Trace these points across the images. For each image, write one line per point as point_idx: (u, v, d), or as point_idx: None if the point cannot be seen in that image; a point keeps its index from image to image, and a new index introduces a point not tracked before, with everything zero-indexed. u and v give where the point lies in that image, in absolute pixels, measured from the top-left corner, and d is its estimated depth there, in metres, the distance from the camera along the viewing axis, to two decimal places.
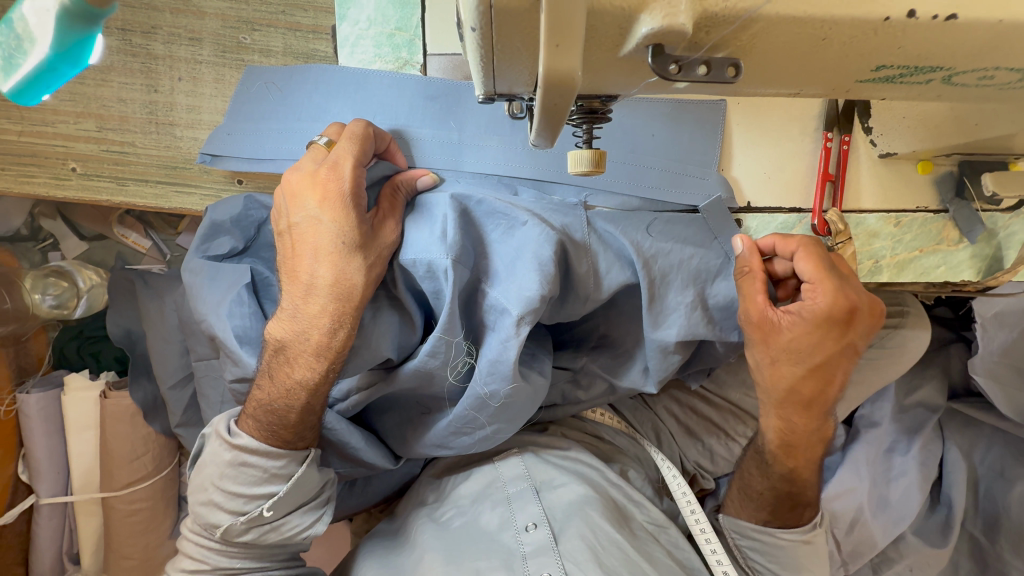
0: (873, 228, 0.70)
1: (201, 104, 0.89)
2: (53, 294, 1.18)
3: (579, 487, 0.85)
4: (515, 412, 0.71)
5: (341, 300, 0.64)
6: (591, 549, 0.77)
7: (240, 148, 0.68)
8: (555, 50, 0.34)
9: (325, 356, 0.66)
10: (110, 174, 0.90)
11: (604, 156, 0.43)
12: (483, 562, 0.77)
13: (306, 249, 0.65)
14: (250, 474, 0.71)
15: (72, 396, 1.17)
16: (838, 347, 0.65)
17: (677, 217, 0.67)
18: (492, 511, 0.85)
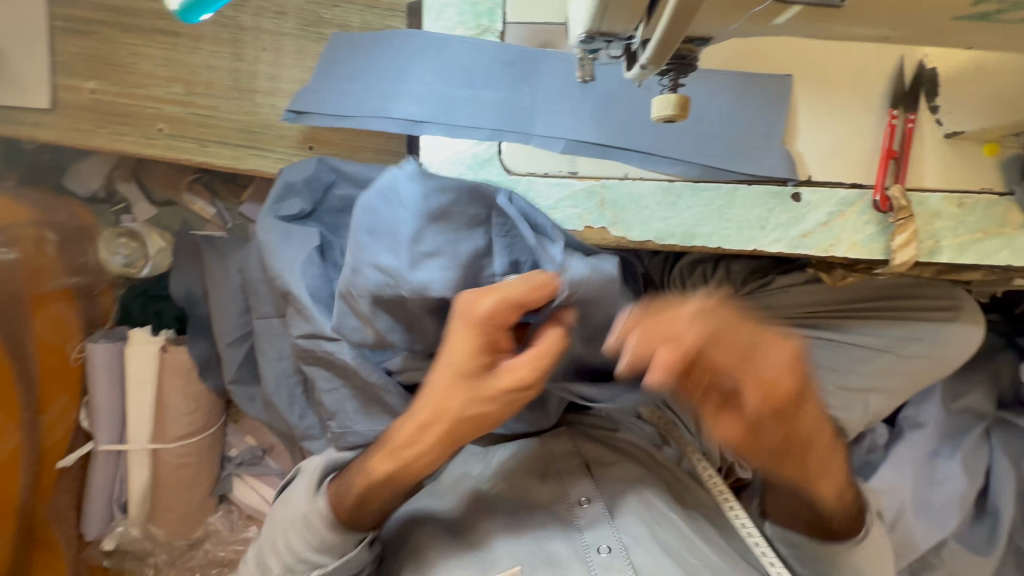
0: (935, 208, 0.70)
1: (282, 73, 0.95)
2: (125, 253, 1.28)
3: (630, 468, 0.93)
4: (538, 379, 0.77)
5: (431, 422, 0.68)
6: (646, 527, 0.86)
7: (325, 105, 0.73)
8: None
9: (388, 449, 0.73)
10: (193, 135, 0.97)
11: (688, 100, 0.46)
12: (544, 532, 0.86)
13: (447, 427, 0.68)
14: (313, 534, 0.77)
15: (134, 349, 1.23)
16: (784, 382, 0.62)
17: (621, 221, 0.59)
18: (546, 483, 0.91)
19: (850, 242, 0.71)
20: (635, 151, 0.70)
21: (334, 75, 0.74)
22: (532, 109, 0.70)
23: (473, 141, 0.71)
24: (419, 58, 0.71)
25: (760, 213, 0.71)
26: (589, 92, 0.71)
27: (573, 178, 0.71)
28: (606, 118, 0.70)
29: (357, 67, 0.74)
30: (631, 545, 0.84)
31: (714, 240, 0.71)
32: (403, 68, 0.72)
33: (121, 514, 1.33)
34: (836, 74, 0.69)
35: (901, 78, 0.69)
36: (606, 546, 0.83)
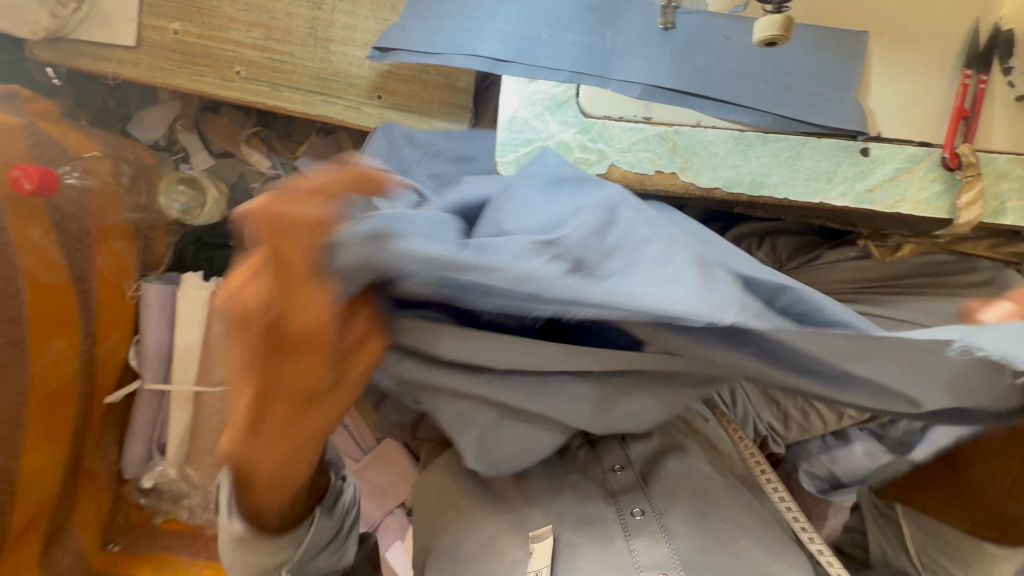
0: (1002, 169, 0.71)
1: (357, 24, 0.99)
2: (181, 201, 1.33)
3: (660, 436, 0.87)
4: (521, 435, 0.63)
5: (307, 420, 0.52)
6: (681, 496, 0.80)
7: (413, 43, 0.76)
8: None
9: (291, 473, 0.58)
10: (267, 80, 1.01)
11: (793, 23, 0.49)
12: (579, 492, 0.82)
13: (256, 388, 0.47)
14: (272, 545, 0.67)
15: (187, 292, 1.27)
16: None
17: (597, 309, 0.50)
18: (579, 446, 0.88)
19: (916, 200, 0.72)
20: (709, 99, 0.73)
21: (422, 15, 0.78)
22: (612, 53, 0.73)
23: (552, 83, 0.74)
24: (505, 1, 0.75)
25: (829, 165, 0.72)
26: (667, 40, 0.73)
27: (647, 123, 0.74)
28: (683, 65, 0.72)
29: (444, 9, 0.77)
30: (664, 510, 0.78)
31: (781, 190, 0.73)
32: (490, 10, 0.75)
33: (161, 455, 1.37)
34: (909, 34, 0.72)
35: (975, 41, 0.71)
36: (640, 510, 0.78)
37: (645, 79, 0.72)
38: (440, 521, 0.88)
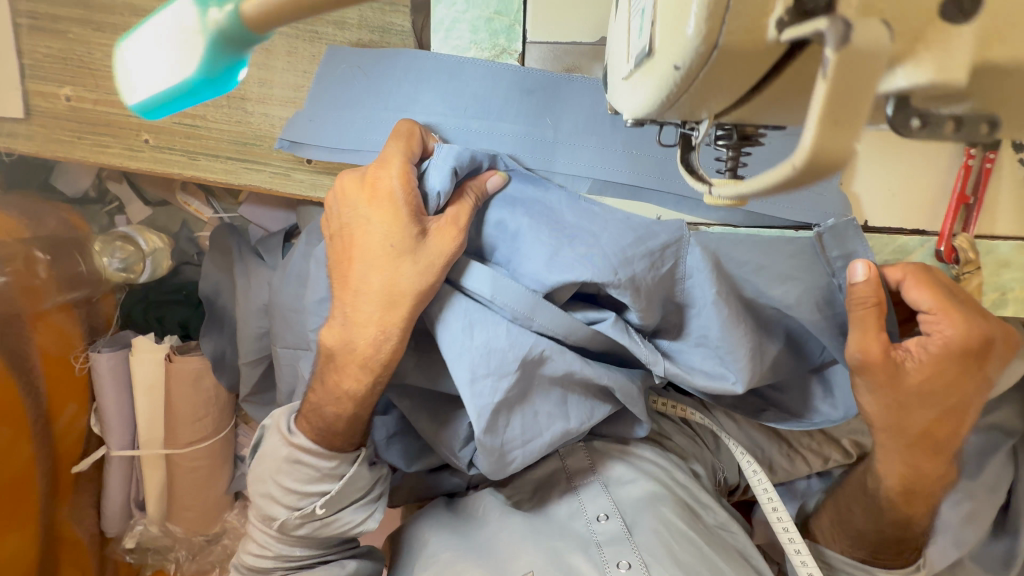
0: (1004, 257, 0.63)
1: (273, 78, 0.86)
2: (120, 258, 1.20)
3: (647, 484, 0.86)
4: (530, 428, 0.66)
5: (388, 307, 0.55)
6: (665, 544, 0.78)
7: (328, 137, 0.66)
8: (831, 129, 0.24)
9: (373, 371, 0.57)
10: (181, 147, 0.89)
11: (749, 189, 0.39)
12: (560, 542, 0.80)
13: (358, 254, 0.57)
14: (305, 472, 0.61)
15: (139, 357, 1.21)
16: (974, 384, 0.59)
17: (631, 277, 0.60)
18: (561, 502, 0.86)
19: None
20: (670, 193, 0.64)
21: (335, 100, 0.66)
22: (555, 142, 0.64)
23: None
24: (427, 84, 0.63)
25: None
26: (619, 124, 0.64)
27: None
28: (639, 156, 0.64)
29: (358, 93, 0.66)
30: (649, 563, 0.76)
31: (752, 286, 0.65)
32: (409, 94, 0.64)
33: (141, 512, 1.36)
34: None
35: None
36: (626, 563, 0.76)
37: (594, 173, 0.63)
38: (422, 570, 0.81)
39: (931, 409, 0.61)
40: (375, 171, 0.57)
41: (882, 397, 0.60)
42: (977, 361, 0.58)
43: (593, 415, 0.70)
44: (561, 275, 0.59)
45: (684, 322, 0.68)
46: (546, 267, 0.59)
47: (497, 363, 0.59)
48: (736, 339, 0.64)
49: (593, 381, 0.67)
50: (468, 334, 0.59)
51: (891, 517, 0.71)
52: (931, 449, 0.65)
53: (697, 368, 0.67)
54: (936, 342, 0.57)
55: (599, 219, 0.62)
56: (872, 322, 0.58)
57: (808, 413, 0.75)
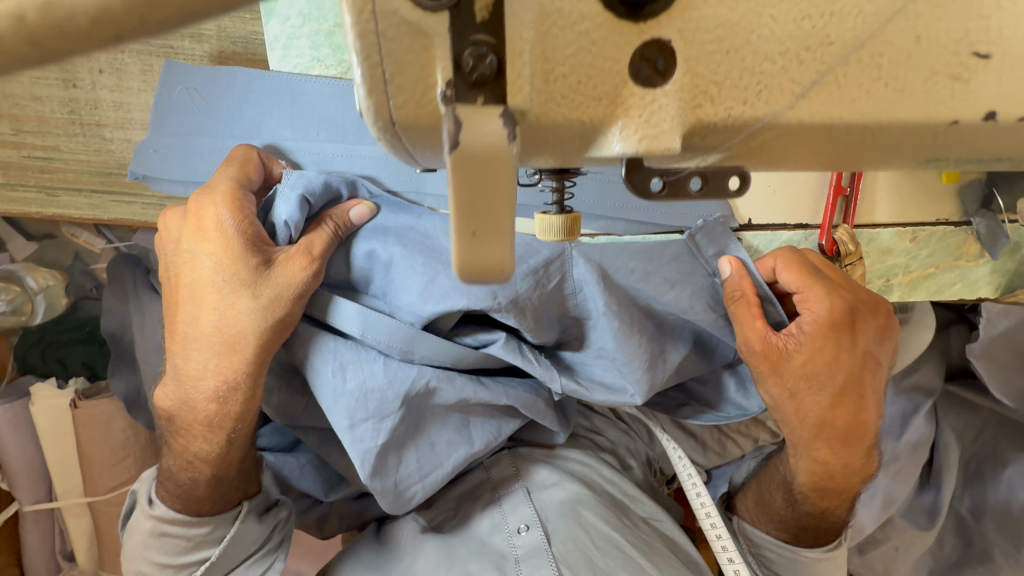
0: (886, 244, 0.62)
1: (130, 100, 0.78)
2: (4, 300, 1.10)
3: (570, 486, 0.86)
4: (429, 458, 0.64)
5: (226, 351, 0.50)
6: (583, 551, 0.78)
7: (172, 169, 0.60)
8: (472, 241, 0.23)
9: (221, 428, 0.52)
10: (36, 184, 0.80)
11: (580, 219, 0.36)
12: (474, 565, 0.79)
13: (186, 293, 0.51)
14: (174, 544, 0.56)
15: (40, 406, 1.12)
16: (856, 359, 0.56)
17: (511, 294, 0.59)
18: (484, 517, 0.85)
19: None
20: None
21: (172, 128, 0.60)
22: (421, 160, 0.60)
23: None
24: (272, 105, 0.58)
25: None
26: None
27: None
28: None
29: (197, 120, 0.59)
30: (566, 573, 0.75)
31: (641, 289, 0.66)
32: (253, 119, 0.58)
33: (71, 563, 1.28)
34: None
35: None
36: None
37: None
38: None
39: (823, 391, 0.55)
40: (197, 200, 0.51)
41: (775, 385, 0.56)
42: (853, 334, 0.55)
43: (499, 433, 0.69)
44: (435, 307, 0.57)
45: (585, 334, 0.66)
46: (420, 298, 0.58)
47: (376, 404, 0.58)
48: (632, 349, 0.62)
49: (492, 402, 0.66)
50: (341, 377, 0.57)
51: (806, 507, 0.64)
52: (840, 440, 0.58)
53: (597, 381, 0.66)
54: (808, 320, 0.55)
55: None
56: (747, 315, 0.56)
57: (722, 403, 0.72)
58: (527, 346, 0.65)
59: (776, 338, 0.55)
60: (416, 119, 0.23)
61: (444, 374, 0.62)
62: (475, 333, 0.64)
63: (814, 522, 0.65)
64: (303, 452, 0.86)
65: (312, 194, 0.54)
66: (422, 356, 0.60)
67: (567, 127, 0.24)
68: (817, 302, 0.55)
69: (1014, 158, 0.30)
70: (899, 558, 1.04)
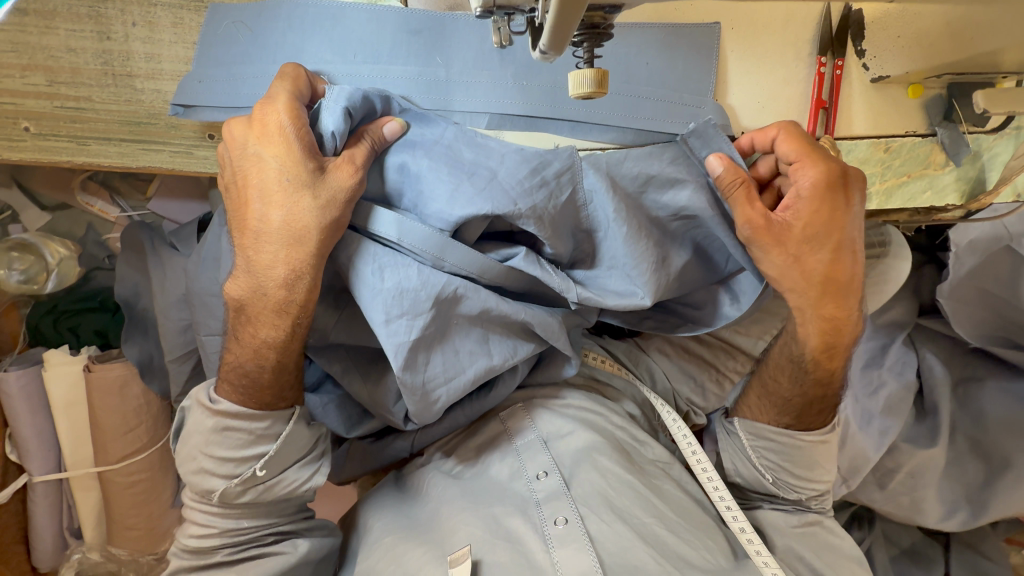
0: (862, 156, 0.70)
1: (161, 52, 0.82)
2: (20, 269, 1.12)
3: (585, 434, 0.88)
4: (456, 363, 0.69)
5: (292, 244, 0.55)
6: (602, 493, 0.81)
7: (217, 95, 0.66)
8: None
9: (287, 313, 0.56)
10: (68, 132, 0.84)
11: (607, 75, 0.42)
12: (498, 508, 0.82)
13: (254, 193, 0.56)
14: (235, 438, 0.59)
15: (54, 372, 1.13)
16: (846, 218, 0.66)
17: (530, 204, 0.64)
18: (502, 463, 0.88)
19: None
20: (564, 120, 0.68)
21: (221, 59, 0.67)
22: (448, 81, 0.66)
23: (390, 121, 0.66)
24: (313, 32, 0.65)
25: None
26: (509, 58, 0.67)
27: None
28: (530, 87, 0.66)
29: (244, 50, 0.66)
30: (585, 515, 0.79)
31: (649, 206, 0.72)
32: (297, 45, 0.65)
33: (77, 540, 1.27)
34: (767, 25, 0.67)
35: (829, 22, 0.66)
36: (562, 518, 0.79)
37: (489, 107, 0.66)
38: (367, 556, 0.83)
39: (824, 251, 0.66)
40: (260, 109, 0.56)
41: (780, 254, 0.65)
42: (841, 196, 0.65)
43: (516, 353, 0.73)
44: (462, 211, 0.62)
45: (596, 249, 0.71)
46: (448, 204, 0.62)
47: (410, 303, 0.62)
48: (640, 252, 0.67)
49: (511, 318, 0.70)
50: (379, 277, 0.62)
51: (813, 377, 0.77)
52: (834, 293, 0.70)
53: (609, 289, 0.70)
54: (804, 189, 0.64)
55: (496, 154, 0.64)
56: (746, 198, 0.64)
57: (715, 319, 0.77)
58: (547, 260, 0.70)
59: (777, 216, 0.65)
60: None
61: (473, 282, 0.67)
62: (498, 248, 0.69)
63: (817, 392, 0.79)
64: (326, 392, 0.89)
65: (355, 107, 0.58)
66: (452, 264, 0.65)
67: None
68: (810, 174, 0.63)
69: None
70: (921, 486, 1.02)
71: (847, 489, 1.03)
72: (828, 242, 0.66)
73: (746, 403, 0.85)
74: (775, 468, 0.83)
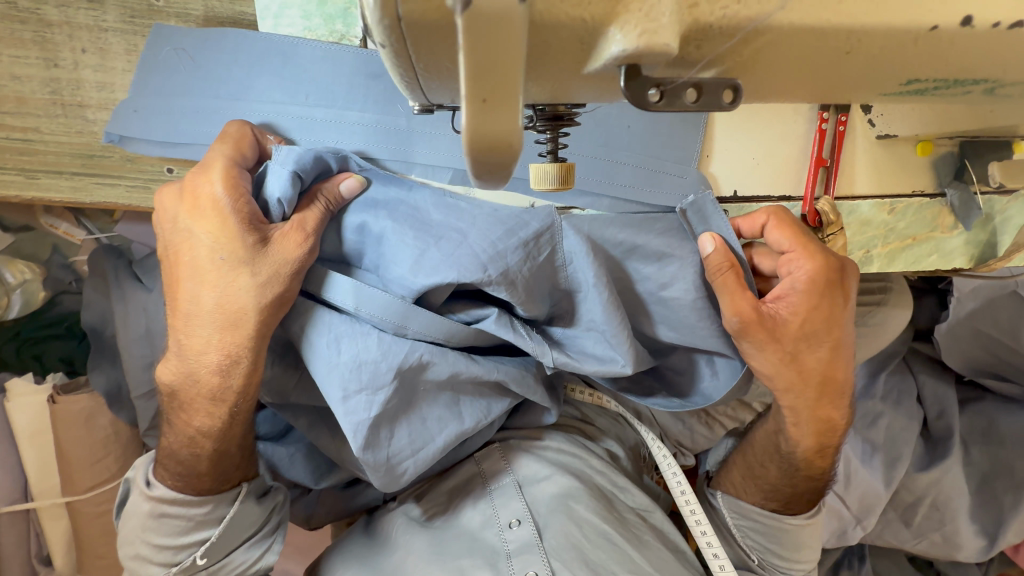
0: (866, 216, 0.64)
1: (114, 80, 0.77)
2: None
3: (562, 480, 0.83)
4: (423, 433, 0.64)
5: (228, 327, 0.50)
6: (576, 547, 0.76)
7: (152, 130, 0.59)
8: (482, 107, 0.26)
9: (223, 401, 0.52)
10: (15, 166, 0.79)
11: (574, 168, 0.37)
12: (466, 561, 0.76)
13: (185, 271, 0.51)
14: (173, 524, 0.55)
15: (16, 402, 1.09)
16: (841, 310, 0.62)
17: (503, 265, 0.57)
18: (474, 510, 0.83)
19: None
20: None
21: (157, 88, 0.59)
22: (409, 131, 0.60)
23: None
24: (262, 68, 0.58)
25: None
26: None
27: None
28: None
29: (185, 80, 0.59)
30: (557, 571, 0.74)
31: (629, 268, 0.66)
32: (243, 81, 0.59)
33: (47, 568, 1.24)
34: None
35: None
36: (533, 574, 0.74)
37: (455, 162, 0.61)
38: None
39: (817, 349, 0.63)
40: (194, 179, 0.51)
41: (774, 350, 0.60)
42: (835, 296, 0.60)
43: (489, 412, 0.68)
44: (422, 280, 0.56)
45: (576, 309, 0.64)
46: (411, 270, 0.57)
47: (369, 376, 0.57)
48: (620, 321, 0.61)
49: (483, 379, 0.65)
50: (336, 349, 0.57)
51: (804, 474, 0.75)
52: (828, 395, 0.68)
53: (588, 353, 0.64)
54: (800, 280, 0.59)
55: (466, 215, 0.59)
56: (735, 285, 0.57)
57: (692, 391, 0.69)
58: (526, 324, 0.64)
59: (768, 307, 0.60)
60: (420, 17, 0.26)
61: (441, 349, 0.62)
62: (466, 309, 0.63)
63: (806, 484, 0.76)
64: (293, 442, 0.84)
65: (306, 170, 0.53)
66: (416, 331, 0.60)
67: (569, 26, 0.28)
68: (813, 264, 0.58)
69: (989, 80, 0.38)
70: (935, 539, 0.98)
71: (862, 531, 0.97)
72: (829, 337, 0.63)
73: (727, 478, 0.83)
74: (759, 549, 0.80)
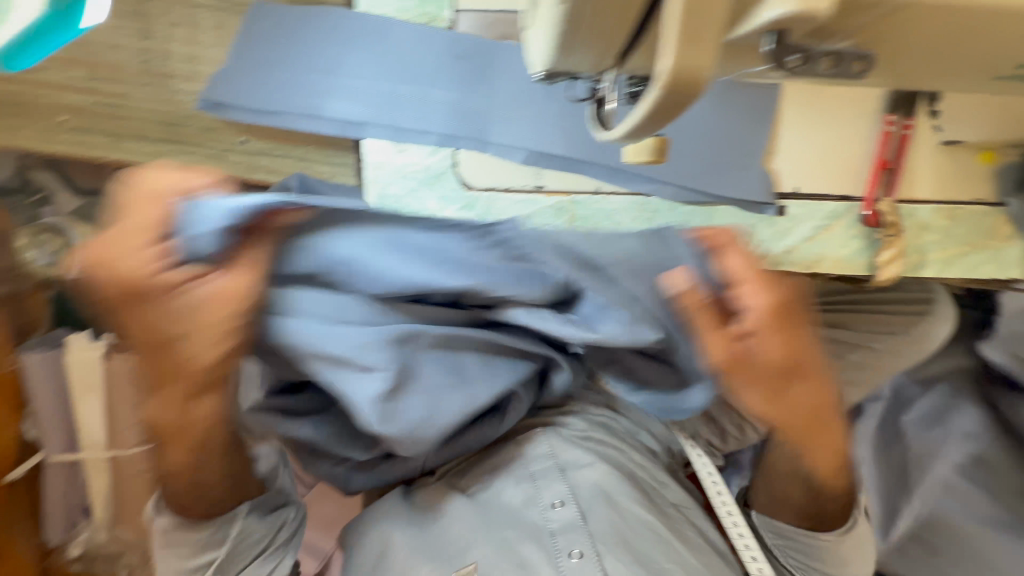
0: (924, 221, 0.65)
1: (200, 54, 0.82)
2: (47, 251, 1.01)
3: (603, 468, 0.85)
4: (429, 402, 0.58)
5: (147, 353, 0.53)
6: (619, 532, 0.78)
7: (246, 98, 0.63)
8: (685, 44, 0.29)
9: (180, 422, 0.58)
10: (102, 128, 0.83)
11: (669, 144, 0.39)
12: (512, 534, 0.79)
13: (136, 299, 0.51)
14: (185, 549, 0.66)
15: None
16: (812, 349, 0.58)
17: (466, 282, 0.57)
18: (515, 487, 0.84)
19: (835, 258, 0.66)
20: (604, 165, 0.64)
21: (254, 59, 0.63)
22: (487, 112, 0.63)
23: (426, 151, 0.65)
24: (355, 45, 0.62)
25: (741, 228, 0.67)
26: (554, 93, 0.64)
27: (540, 193, 0.66)
28: (571, 127, 0.63)
29: (281, 52, 0.63)
30: (603, 553, 0.76)
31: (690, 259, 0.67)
32: (336, 56, 0.63)
33: None
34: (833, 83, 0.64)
35: None
36: (579, 552, 0.76)
37: (529, 143, 0.63)
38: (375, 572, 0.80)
39: (802, 384, 0.58)
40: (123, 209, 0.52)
41: (754, 390, 0.58)
42: (799, 327, 0.57)
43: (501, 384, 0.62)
44: (385, 289, 0.57)
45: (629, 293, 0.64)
46: (384, 280, 0.56)
47: (361, 338, 0.55)
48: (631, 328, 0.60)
49: (491, 346, 0.61)
50: (330, 323, 0.55)
51: (823, 492, 0.75)
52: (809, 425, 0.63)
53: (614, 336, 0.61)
54: (759, 311, 0.56)
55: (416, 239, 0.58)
56: (710, 327, 0.57)
57: (677, 412, 0.68)
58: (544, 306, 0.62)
59: (746, 347, 0.56)
60: None
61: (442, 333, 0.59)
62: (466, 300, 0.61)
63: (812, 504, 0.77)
64: None
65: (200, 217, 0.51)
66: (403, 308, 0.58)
67: None
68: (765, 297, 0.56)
69: None
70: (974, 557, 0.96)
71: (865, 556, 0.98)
72: (778, 388, 0.58)
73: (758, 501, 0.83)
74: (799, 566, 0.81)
